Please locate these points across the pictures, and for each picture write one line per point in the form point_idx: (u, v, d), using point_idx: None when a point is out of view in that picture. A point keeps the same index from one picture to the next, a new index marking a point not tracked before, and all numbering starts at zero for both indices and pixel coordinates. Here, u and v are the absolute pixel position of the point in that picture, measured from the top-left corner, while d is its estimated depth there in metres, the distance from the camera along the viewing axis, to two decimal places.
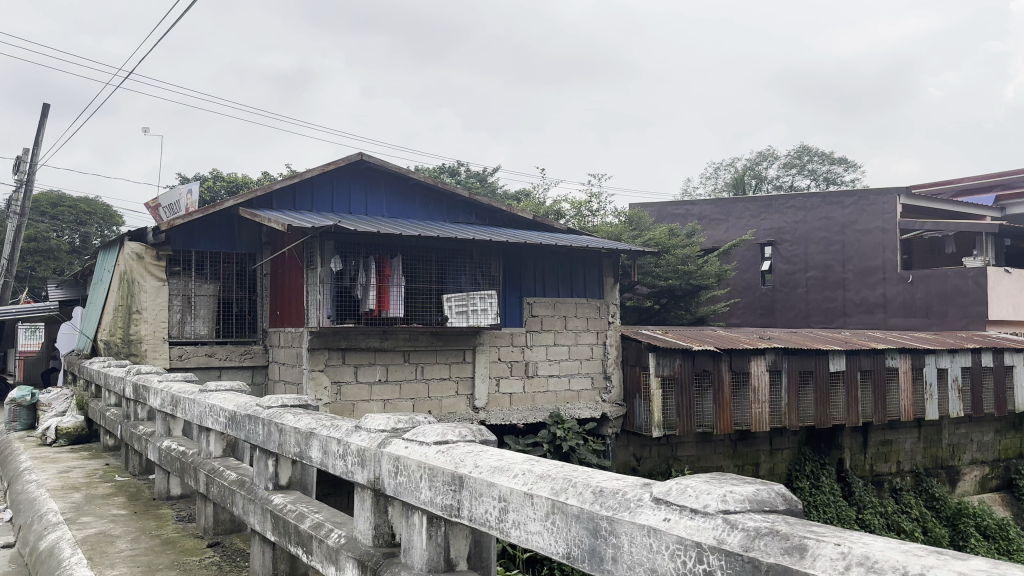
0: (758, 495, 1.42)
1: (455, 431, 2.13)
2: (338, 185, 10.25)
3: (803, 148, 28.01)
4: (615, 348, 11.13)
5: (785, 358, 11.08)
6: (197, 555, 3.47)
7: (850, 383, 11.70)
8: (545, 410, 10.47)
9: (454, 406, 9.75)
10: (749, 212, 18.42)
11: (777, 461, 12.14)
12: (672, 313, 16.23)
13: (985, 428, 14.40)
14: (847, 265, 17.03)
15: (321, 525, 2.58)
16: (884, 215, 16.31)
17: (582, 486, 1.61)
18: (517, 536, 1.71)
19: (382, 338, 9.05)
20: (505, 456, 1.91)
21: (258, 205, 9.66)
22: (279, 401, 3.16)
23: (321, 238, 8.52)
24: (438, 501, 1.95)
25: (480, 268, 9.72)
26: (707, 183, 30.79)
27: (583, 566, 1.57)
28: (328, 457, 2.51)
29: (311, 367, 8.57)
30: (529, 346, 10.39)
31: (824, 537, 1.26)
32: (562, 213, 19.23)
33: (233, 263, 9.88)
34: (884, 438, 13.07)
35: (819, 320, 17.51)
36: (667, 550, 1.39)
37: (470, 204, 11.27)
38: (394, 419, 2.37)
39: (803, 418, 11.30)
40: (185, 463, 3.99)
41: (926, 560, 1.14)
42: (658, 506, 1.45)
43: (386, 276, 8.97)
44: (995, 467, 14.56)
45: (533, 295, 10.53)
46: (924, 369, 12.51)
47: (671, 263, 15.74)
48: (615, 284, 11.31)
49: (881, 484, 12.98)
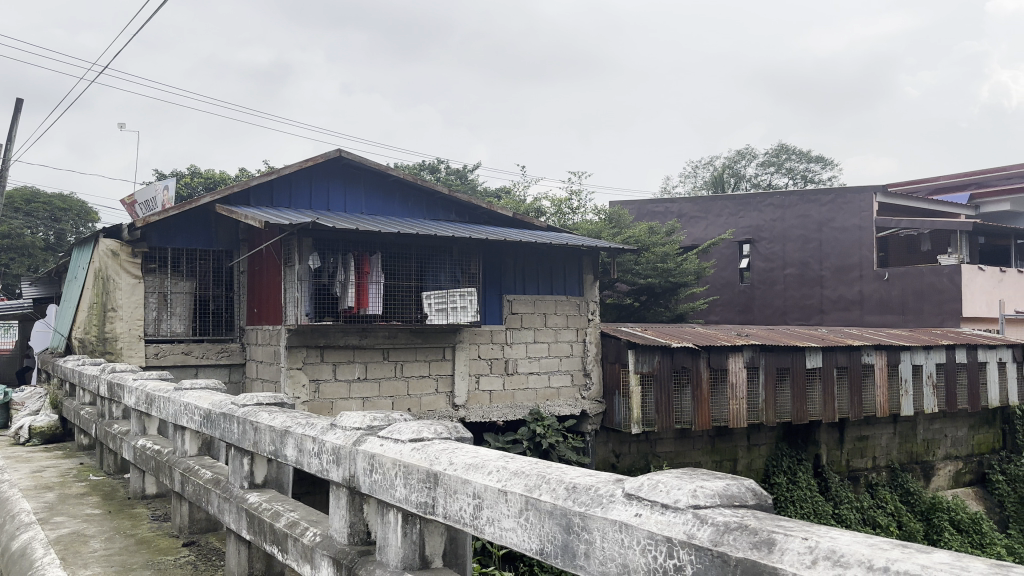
0: (727, 489, 1.44)
1: (432, 428, 2.13)
2: (316, 183, 10.19)
3: (781, 146, 28.20)
4: (594, 345, 11.15)
5: (762, 355, 11.18)
6: (171, 555, 3.44)
7: (826, 379, 11.82)
8: (524, 407, 10.49)
9: (433, 403, 9.73)
10: (728, 210, 18.52)
11: (754, 457, 12.21)
12: (651, 311, 16.31)
13: (959, 423, 14.60)
14: (824, 263, 17.18)
15: (296, 524, 2.57)
16: (861, 214, 16.46)
17: (556, 482, 1.62)
18: (491, 532, 1.71)
19: (361, 335, 9.00)
20: (480, 453, 1.91)
21: (235, 201, 9.58)
22: (255, 399, 3.14)
23: (299, 235, 8.49)
24: (412, 498, 1.95)
25: (460, 265, 9.72)
26: (686, 181, 30.93)
27: (556, 562, 1.58)
28: (304, 456, 2.51)
29: (289, 365, 8.51)
30: (509, 344, 10.39)
31: (793, 531, 1.27)
32: (542, 210, 19.24)
33: (210, 261, 9.79)
34: (860, 434, 13.21)
35: (796, 317, 17.66)
36: (638, 545, 1.40)
37: (449, 202, 11.25)
38: (370, 417, 2.35)
39: (780, 415, 11.41)
40: (160, 461, 3.96)
41: (891, 553, 1.16)
42: (630, 502, 1.46)
43: (365, 273, 8.95)
44: (969, 462, 14.76)
45: (513, 292, 10.52)
46: (899, 366, 12.64)
47: (651, 260, 15.79)
48: (595, 281, 11.34)
49: (857, 479, 13.12)
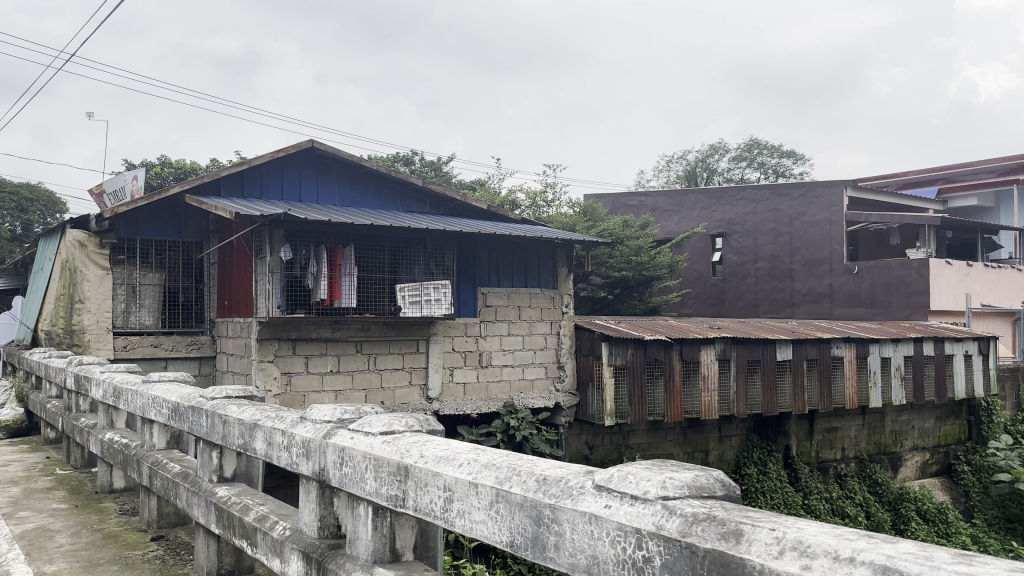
0: (697, 480, 1.45)
1: (402, 421, 2.13)
2: (289, 173, 10.09)
3: (753, 141, 28.42)
4: (569, 338, 11.18)
5: (733, 347, 11.28)
6: (140, 549, 3.41)
7: (796, 372, 11.96)
8: (499, 400, 10.48)
9: (407, 396, 9.67)
10: (701, 204, 18.61)
11: (725, 448, 12.33)
12: (625, 304, 16.36)
13: (926, 415, 14.82)
14: (795, 257, 17.34)
15: (266, 517, 2.55)
16: (831, 208, 16.62)
17: (527, 474, 1.62)
18: (461, 525, 1.70)
19: (333, 328, 8.91)
20: (451, 445, 1.90)
21: (205, 192, 9.45)
22: (224, 392, 3.12)
23: (271, 226, 8.42)
24: (383, 491, 1.93)
25: (433, 258, 9.70)
26: (660, 175, 31.09)
27: (526, 554, 1.58)
28: (273, 449, 2.48)
29: (260, 358, 8.44)
30: (483, 337, 10.36)
31: (760, 522, 1.28)
32: (517, 203, 19.23)
33: (179, 253, 9.66)
34: (830, 425, 13.36)
35: (767, 310, 17.84)
36: (607, 536, 1.40)
37: (423, 194, 11.20)
38: (340, 409, 2.34)
39: (751, 407, 11.49)
40: (128, 455, 3.91)
41: (857, 544, 1.17)
42: (599, 493, 1.46)
43: (337, 265, 8.91)
44: (936, 452, 15.01)
45: (486, 285, 10.52)
46: (868, 358, 12.80)
47: (624, 253, 15.86)
48: (569, 274, 11.38)
49: (827, 470, 13.28)
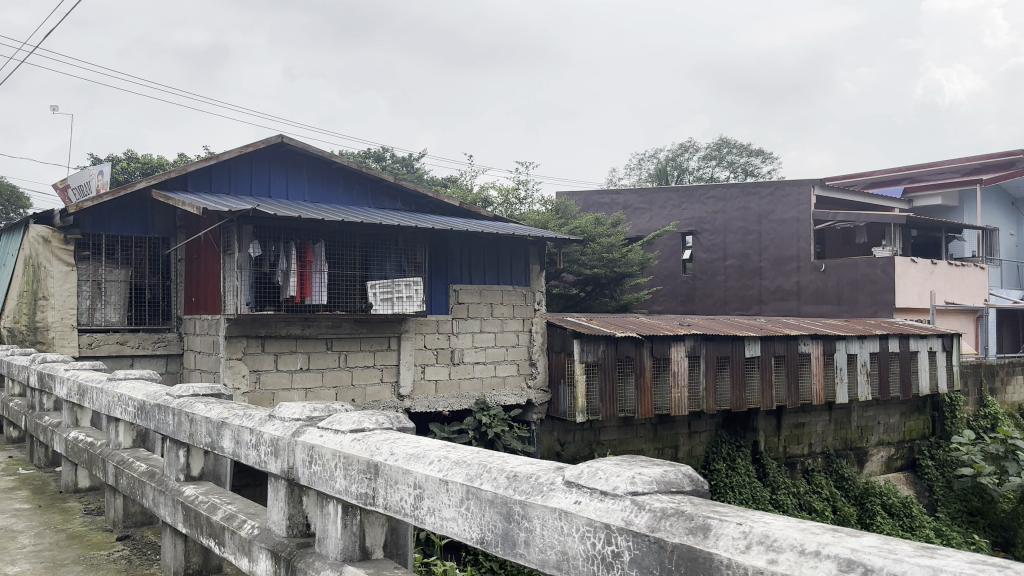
0: (665, 476, 1.46)
1: (373, 419, 2.11)
2: (257, 168, 9.97)
3: (722, 140, 28.65)
4: (540, 335, 11.19)
5: (703, 344, 11.37)
6: (105, 549, 3.35)
7: (764, 368, 12.09)
8: (470, 397, 10.46)
9: (378, 394, 9.61)
10: (672, 202, 18.74)
11: (695, 444, 12.38)
12: (596, 301, 16.43)
13: (891, 410, 15.04)
14: (763, 255, 17.52)
15: (233, 516, 2.52)
16: (799, 207, 16.82)
17: (497, 471, 1.62)
18: (431, 523, 1.70)
19: (303, 325, 8.85)
20: (422, 443, 1.90)
21: (172, 186, 9.32)
22: (191, 390, 3.08)
23: (239, 221, 8.33)
24: (352, 490, 1.92)
25: (405, 254, 9.63)
26: (631, 173, 31.23)
27: (496, 551, 1.58)
28: (241, 448, 2.46)
29: (228, 355, 8.35)
30: (455, 334, 10.35)
31: (727, 517, 1.29)
32: (489, 200, 19.23)
33: (146, 249, 9.53)
34: (797, 421, 13.50)
35: (736, 307, 18.02)
36: (577, 532, 1.41)
37: (396, 191, 11.13)
38: (309, 408, 2.32)
39: (720, 403, 11.61)
40: (92, 454, 3.85)
41: (823, 538, 1.18)
42: (570, 490, 1.46)
43: (308, 262, 8.82)
44: (901, 447, 15.23)
45: (458, 282, 10.49)
46: (835, 355, 12.98)
47: (596, 250, 15.93)
48: (541, 272, 11.38)
49: (794, 465, 13.42)
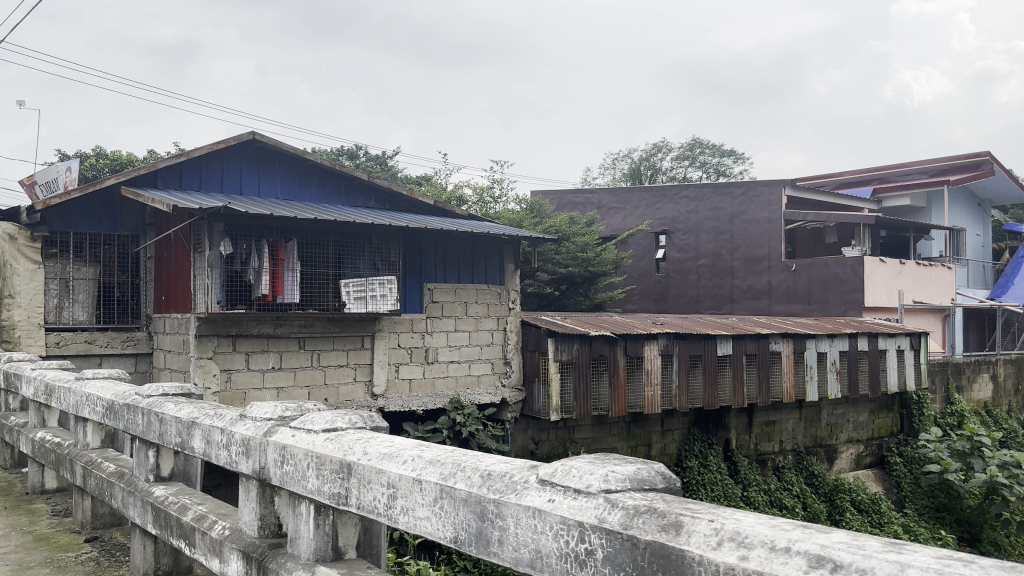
0: (638, 474, 1.47)
1: (345, 418, 2.10)
2: (228, 165, 9.85)
3: (695, 141, 28.86)
4: (514, 334, 11.19)
5: (676, 342, 11.44)
6: (73, 552, 3.30)
7: (736, 366, 12.20)
8: (444, 396, 10.44)
9: (351, 393, 9.55)
10: (645, 202, 18.84)
11: (668, 441, 12.45)
12: (571, 300, 16.48)
13: (860, 408, 15.25)
14: (735, 254, 17.66)
15: (204, 517, 2.49)
16: (770, 207, 16.98)
17: (471, 470, 1.61)
18: (404, 522, 1.70)
19: (275, 324, 8.77)
20: (396, 442, 1.89)
21: (141, 182, 9.19)
22: (160, 389, 3.04)
23: (210, 219, 8.24)
24: (325, 490, 1.91)
25: (379, 253, 9.61)
26: (605, 173, 31.35)
27: (470, 550, 1.58)
28: (211, 448, 2.44)
29: (199, 355, 8.22)
30: (429, 332, 10.31)
31: (699, 514, 1.30)
32: (463, 199, 19.21)
33: (115, 246, 9.40)
34: (768, 418, 13.63)
35: (708, 306, 18.16)
36: (550, 531, 1.41)
37: (369, 188, 11.09)
38: (281, 407, 2.30)
39: (692, 401, 11.69)
40: (60, 455, 3.79)
41: (792, 534, 1.19)
42: (543, 488, 1.47)
43: (280, 260, 8.77)
44: (870, 444, 15.45)
45: (433, 281, 10.47)
46: (805, 353, 13.13)
47: (570, 250, 15.96)
48: (515, 270, 11.39)
49: (765, 463, 13.54)
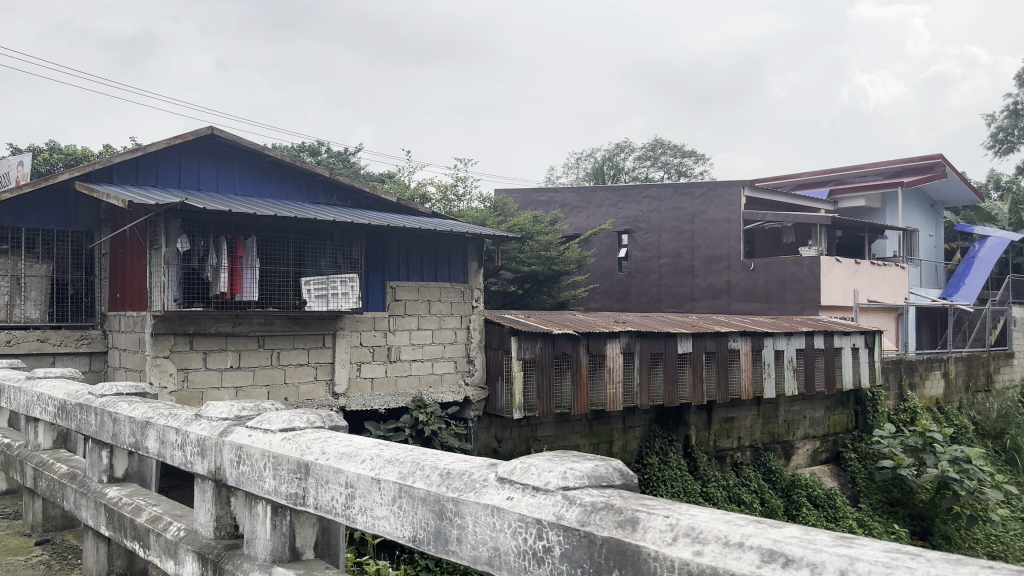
0: (596, 470, 1.48)
1: (303, 417, 2.08)
2: (186, 160, 9.70)
3: (657, 141, 29.11)
4: (477, 332, 11.20)
5: (638, 340, 11.53)
6: (22, 555, 3.22)
7: (696, 364, 12.33)
8: (407, 394, 10.39)
9: (312, 392, 9.45)
10: (608, 201, 18.97)
11: (629, 439, 12.55)
12: (534, 298, 16.52)
13: (817, 405, 15.51)
14: (695, 253, 17.85)
15: (159, 518, 2.45)
16: (730, 207, 17.19)
17: (430, 469, 1.61)
18: (363, 522, 1.69)
19: (234, 322, 8.65)
20: (354, 441, 1.88)
21: (96, 178, 9.00)
22: (114, 389, 2.98)
23: (167, 215, 8.12)
24: (282, 490, 1.89)
25: (341, 250, 9.55)
26: (569, 172, 31.48)
27: (428, 548, 1.57)
28: (166, 448, 2.40)
29: (155, 353, 8.09)
30: (392, 331, 10.26)
31: (655, 509, 1.31)
32: (426, 196, 19.13)
33: (68, 243, 9.20)
34: (727, 415, 13.81)
35: (669, 305, 18.33)
36: (509, 528, 1.41)
37: (330, 185, 11.01)
38: (238, 407, 2.27)
39: (653, 398, 11.80)
40: (9, 456, 3.70)
41: (745, 529, 1.21)
42: (502, 485, 1.47)
43: (239, 257, 8.65)
44: (825, 441, 15.73)
45: (395, 278, 10.41)
46: (763, 351, 13.32)
47: (534, 248, 16.00)
48: (478, 269, 11.39)
49: (724, 459, 13.71)
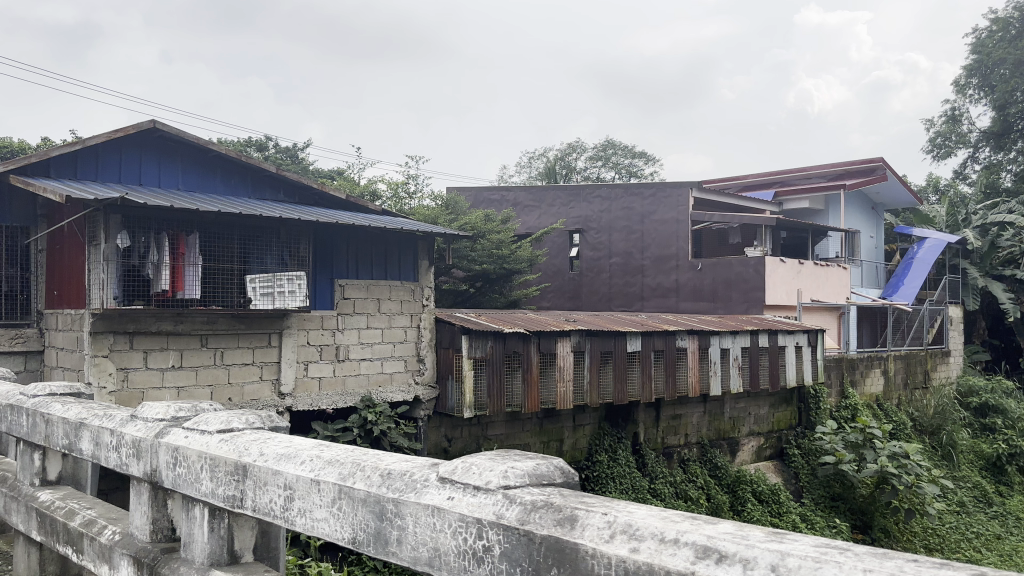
0: (537, 469, 1.48)
1: (242, 418, 2.04)
2: (127, 154, 9.45)
3: (608, 142, 29.35)
4: (428, 331, 11.15)
5: (588, 339, 11.62)
6: None
7: (645, 362, 12.46)
8: (356, 394, 10.29)
9: (257, 392, 9.30)
10: (559, 200, 19.06)
11: (579, 436, 12.63)
12: (486, 297, 16.52)
13: (761, 402, 15.81)
14: (645, 253, 18.05)
15: (93, 522, 2.38)
16: (679, 207, 17.42)
17: (370, 469, 1.60)
18: (302, 524, 1.67)
19: (176, 321, 8.46)
20: (293, 442, 1.85)
21: (32, 171, 8.71)
22: (47, 389, 2.90)
23: (105, 211, 7.92)
24: (219, 492, 1.85)
25: (287, 247, 9.38)
26: (521, 171, 31.55)
27: (368, 550, 1.56)
28: (100, 449, 2.33)
29: (93, 352, 7.87)
30: (340, 330, 10.16)
31: (594, 507, 1.32)
32: (377, 194, 18.98)
33: (3, 238, 8.89)
34: (675, 413, 13.98)
35: (620, 304, 18.49)
36: (449, 528, 1.41)
37: (277, 181, 10.84)
38: (174, 407, 2.22)
39: (603, 396, 11.89)
40: None
41: (681, 525, 1.23)
42: (442, 486, 1.46)
43: (181, 254, 8.48)
44: (770, 437, 16.03)
45: (344, 277, 10.29)
46: (709, 349, 13.53)
47: (486, 247, 16.00)
48: (429, 267, 11.34)
49: (671, 455, 13.88)
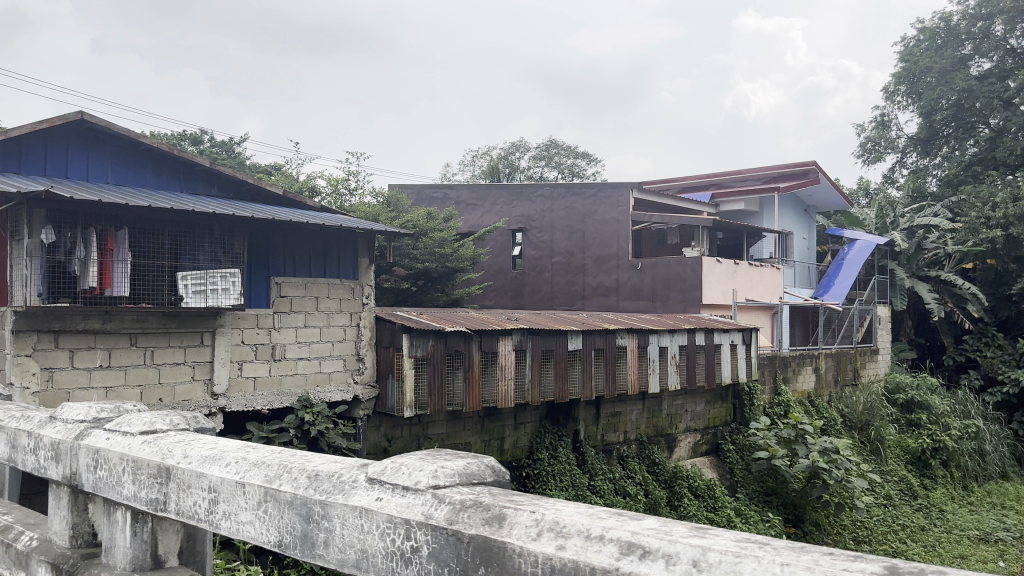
0: (467, 468, 1.48)
1: (167, 419, 1.99)
2: (52, 146, 9.12)
3: (551, 141, 29.49)
4: (367, 330, 11.05)
5: (529, 338, 11.67)
6: None
7: (585, 360, 12.56)
8: (293, 394, 10.13)
9: (189, 392, 9.08)
10: (502, 199, 19.08)
11: (520, 435, 12.66)
12: (427, 295, 16.45)
13: (698, 399, 16.09)
14: (586, 253, 18.20)
15: (9, 528, 2.30)
16: (620, 207, 17.61)
17: (298, 470, 1.57)
18: (227, 527, 1.63)
19: (103, 319, 8.24)
20: (219, 444, 1.82)
21: None
22: None
23: (29, 205, 7.62)
24: (142, 495, 1.81)
25: (221, 245, 9.16)
26: (464, 169, 31.48)
27: (294, 553, 1.54)
28: (18, 452, 2.25)
29: (15, 351, 7.57)
30: (277, 329, 9.99)
31: (521, 505, 1.32)
32: (317, 190, 18.71)
33: None
34: (614, 410, 14.13)
35: (561, 302, 18.61)
36: (377, 529, 1.39)
37: (212, 176, 10.59)
38: (95, 408, 2.16)
39: (543, 394, 11.95)
40: None
41: (606, 522, 1.24)
42: (371, 486, 1.45)
43: (109, 250, 8.24)
44: (706, 433, 16.33)
45: (281, 275, 10.12)
46: (648, 347, 13.72)
47: (428, 245, 15.93)
48: (369, 265, 11.23)
49: (610, 452, 14.03)
